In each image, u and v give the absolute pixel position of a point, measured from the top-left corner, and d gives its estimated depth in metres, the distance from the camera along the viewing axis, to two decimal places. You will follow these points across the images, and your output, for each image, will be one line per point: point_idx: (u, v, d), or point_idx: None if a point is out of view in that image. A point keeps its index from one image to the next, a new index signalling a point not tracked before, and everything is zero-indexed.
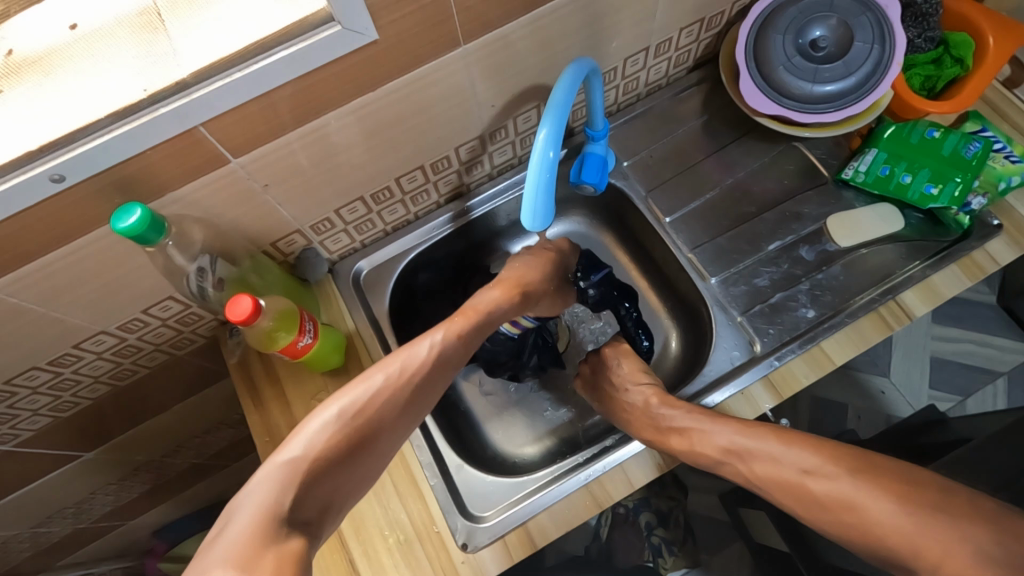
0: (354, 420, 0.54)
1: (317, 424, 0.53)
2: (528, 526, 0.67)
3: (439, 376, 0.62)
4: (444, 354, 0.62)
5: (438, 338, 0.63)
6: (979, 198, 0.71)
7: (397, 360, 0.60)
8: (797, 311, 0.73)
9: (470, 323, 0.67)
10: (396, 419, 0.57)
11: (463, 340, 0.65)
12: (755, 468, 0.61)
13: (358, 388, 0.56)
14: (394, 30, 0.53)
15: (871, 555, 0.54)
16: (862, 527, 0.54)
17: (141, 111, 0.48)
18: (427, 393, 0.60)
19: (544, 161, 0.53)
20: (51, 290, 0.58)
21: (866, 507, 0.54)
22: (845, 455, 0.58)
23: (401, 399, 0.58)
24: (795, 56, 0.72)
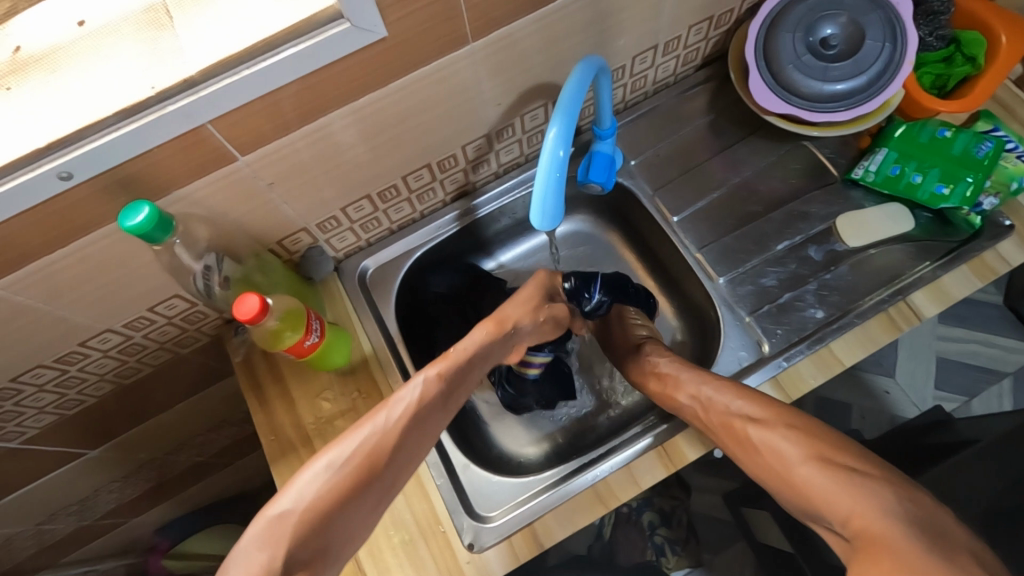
0: (339, 476, 0.56)
1: (307, 477, 0.56)
2: (533, 526, 0.66)
3: (429, 418, 0.61)
4: (428, 399, 0.61)
5: (423, 381, 0.62)
6: (991, 199, 0.70)
7: (381, 414, 0.60)
8: (805, 311, 0.73)
9: (457, 363, 0.65)
10: (387, 466, 0.58)
11: (450, 380, 0.64)
12: (710, 412, 0.65)
13: (343, 445, 0.58)
14: (402, 28, 0.53)
15: (791, 502, 0.61)
16: (791, 478, 0.60)
17: (149, 109, 0.47)
18: (416, 438, 0.60)
19: (554, 160, 0.52)
20: (56, 288, 0.58)
21: (797, 466, 0.60)
22: (790, 415, 0.63)
23: (383, 451, 0.58)
24: (805, 54, 0.71)
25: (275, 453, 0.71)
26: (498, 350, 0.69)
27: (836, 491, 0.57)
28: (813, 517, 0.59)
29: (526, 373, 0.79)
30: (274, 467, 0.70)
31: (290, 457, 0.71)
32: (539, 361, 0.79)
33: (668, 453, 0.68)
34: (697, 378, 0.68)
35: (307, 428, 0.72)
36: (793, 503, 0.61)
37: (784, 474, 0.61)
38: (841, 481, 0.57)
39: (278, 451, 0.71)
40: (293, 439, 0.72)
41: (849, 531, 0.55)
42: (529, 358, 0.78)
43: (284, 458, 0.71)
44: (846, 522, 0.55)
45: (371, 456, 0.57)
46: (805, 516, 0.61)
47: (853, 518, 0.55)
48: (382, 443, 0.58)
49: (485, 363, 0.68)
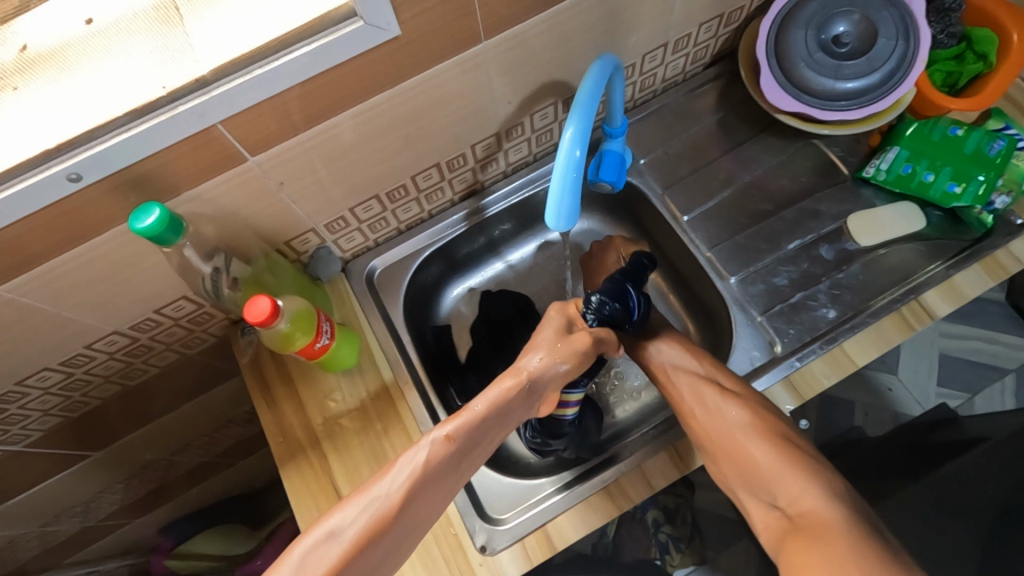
0: (341, 547, 0.51)
1: (310, 544, 0.52)
2: (546, 528, 0.66)
3: (437, 483, 0.56)
4: (438, 464, 0.56)
5: (432, 444, 0.57)
6: (1003, 198, 0.70)
7: (389, 478, 0.55)
8: (817, 311, 0.73)
9: (470, 423, 0.59)
10: (394, 537, 0.54)
11: (463, 441, 0.59)
12: (681, 378, 0.69)
13: (344, 512, 0.53)
14: (416, 25, 0.52)
15: (730, 474, 0.63)
16: (743, 453, 0.62)
17: (160, 109, 0.47)
18: (421, 505, 0.55)
19: (570, 160, 0.52)
20: (63, 290, 0.57)
21: (750, 441, 0.62)
22: (753, 394, 0.65)
23: (390, 525, 0.53)
24: (818, 52, 0.71)
25: (284, 457, 0.70)
26: (521, 407, 0.63)
27: (788, 471, 0.59)
28: (752, 494, 0.62)
29: (564, 415, 0.73)
30: (282, 471, 0.70)
31: (299, 459, 0.70)
32: (575, 398, 0.73)
33: (681, 454, 0.68)
34: (671, 344, 0.73)
35: (316, 430, 0.72)
36: (733, 477, 0.63)
37: (733, 446, 0.62)
38: (792, 462, 0.60)
39: (287, 454, 0.71)
40: (302, 440, 0.71)
41: (793, 509, 0.57)
42: (565, 397, 0.72)
43: (293, 461, 0.70)
44: (792, 501, 0.58)
45: (377, 529, 0.53)
46: (742, 492, 0.63)
47: (803, 497, 0.57)
48: (389, 515, 0.53)
49: (505, 421, 0.62)
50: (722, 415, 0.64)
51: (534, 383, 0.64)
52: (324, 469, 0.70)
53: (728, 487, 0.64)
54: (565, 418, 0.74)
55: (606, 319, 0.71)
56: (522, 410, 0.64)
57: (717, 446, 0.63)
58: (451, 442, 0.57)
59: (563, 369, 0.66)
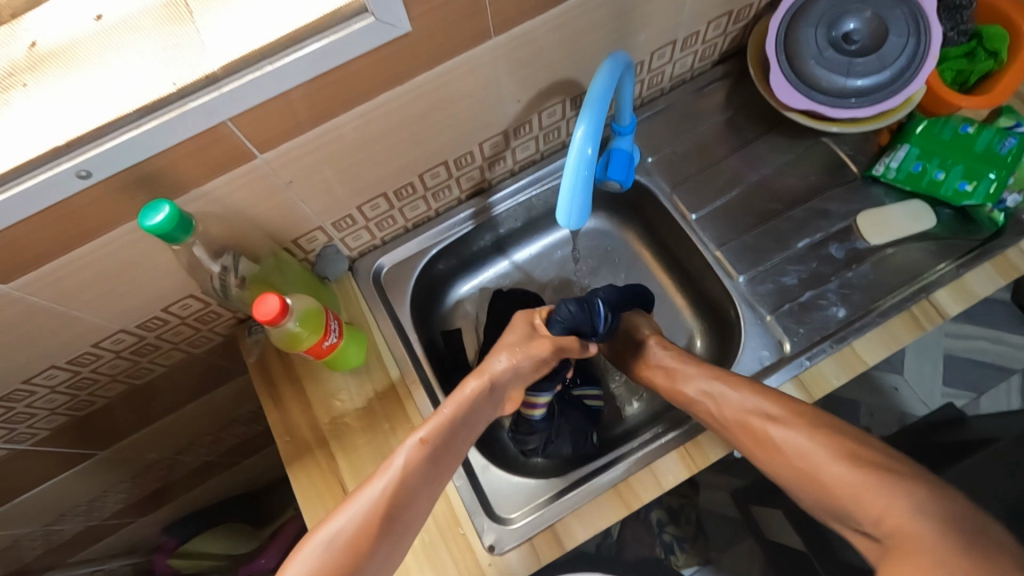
0: (336, 551, 0.56)
1: (309, 553, 0.56)
2: (555, 527, 0.66)
3: (419, 485, 0.60)
4: (416, 466, 0.60)
5: (408, 449, 0.61)
6: (1014, 196, 0.70)
7: (375, 484, 0.59)
8: (827, 310, 0.72)
9: (442, 425, 0.63)
10: (383, 538, 0.57)
11: (440, 442, 0.62)
12: (725, 410, 0.65)
13: (338, 519, 0.58)
14: (426, 21, 0.52)
15: (811, 499, 0.61)
16: (814, 475, 0.60)
17: (170, 105, 0.47)
18: (409, 505, 0.59)
19: (581, 159, 0.52)
20: (70, 288, 0.56)
21: (818, 461, 0.60)
22: (808, 413, 0.63)
23: (381, 526, 0.57)
24: (828, 49, 0.70)
25: (290, 456, 0.70)
26: (487, 405, 0.68)
27: (865, 489, 0.56)
28: (840, 519, 0.59)
29: (532, 416, 0.75)
30: (289, 470, 0.70)
31: (306, 459, 0.70)
32: (544, 400, 0.75)
33: (691, 453, 0.68)
34: (702, 372, 0.70)
35: (323, 429, 0.71)
36: (814, 501, 0.61)
37: (805, 469, 0.61)
38: (867, 478, 0.56)
39: (294, 453, 0.70)
40: (309, 440, 0.71)
41: (880, 531, 0.54)
42: (532, 398, 0.75)
43: (300, 460, 0.70)
44: (877, 522, 0.54)
45: (368, 532, 0.57)
46: (831, 519, 0.61)
47: (886, 517, 0.54)
48: (376, 517, 0.57)
49: (476, 421, 0.66)
50: (779, 440, 0.62)
51: (496, 383, 0.69)
52: (331, 468, 0.69)
53: (817, 509, 0.62)
54: (534, 419, 0.75)
55: (569, 325, 0.74)
56: (489, 410, 0.69)
57: (788, 470, 0.62)
58: (425, 446, 0.61)
59: (523, 369, 0.71)
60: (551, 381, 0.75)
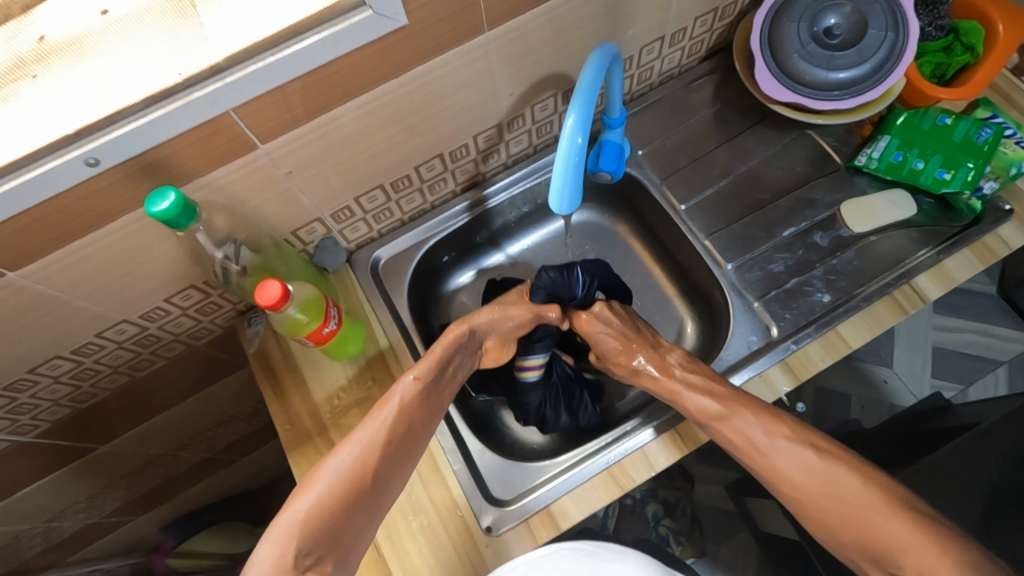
0: (344, 479, 0.58)
1: (319, 482, 0.58)
2: (551, 509, 0.67)
3: (416, 416, 0.64)
4: (412, 402, 0.64)
5: (405, 385, 0.64)
6: (990, 183, 0.72)
7: (378, 416, 0.62)
8: (812, 296, 0.74)
9: (433, 365, 0.67)
10: (389, 467, 0.61)
11: (432, 380, 0.67)
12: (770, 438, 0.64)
13: (343, 451, 0.60)
14: (422, 14, 0.54)
15: (846, 540, 0.60)
16: (860, 519, 0.59)
17: (176, 95, 0.48)
18: (407, 438, 0.63)
19: (572, 146, 0.53)
20: (75, 277, 0.58)
21: (866, 504, 0.59)
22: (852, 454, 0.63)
23: (387, 454, 0.61)
24: (810, 43, 0.73)
25: (291, 443, 0.72)
26: (467, 350, 0.73)
27: (914, 538, 0.55)
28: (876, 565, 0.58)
29: (525, 379, 0.78)
30: (289, 456, 0.71)
31: (306, 446, 0.72)
32: (535, 363, 0.78)
33: (682, 436, 0.70)
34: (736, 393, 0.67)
35: (323, 417, 0.73)
36: (849, 542, 0.60)
37: (851, 512, 0.59)
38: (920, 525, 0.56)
39: (295, 440, 0.72)
40: (310, 428, 0.73)
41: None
42: (525, 362, 0.78)
43: (301, 448, 0.71)
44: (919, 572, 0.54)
45: (375, 459, 0.60)
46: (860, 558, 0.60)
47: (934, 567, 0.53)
48: (381, 446, 0.61)
49: (458, 364, 0.71)
50: (825, 474, 0.61)
51: (474, 332, 0.74)
52: None
53: (847, 554, 0.61)
54: (527, 382, 0.78)
55: (551, 292, 0.79)
56: (467, 356, 0.73)
57: (829, 508, 0.60)
58: (420, 383, 0.65)
59: (496, 321, 0.76)
60: (543, 344, 0.79)
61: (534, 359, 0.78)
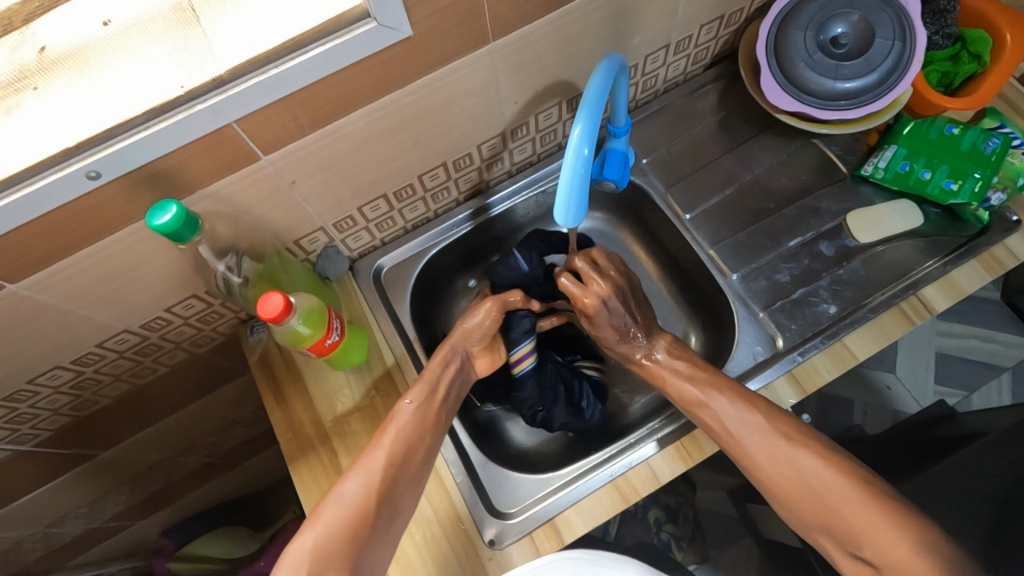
0: (349, 508, 0.59)
1: (326, 513, 0.59)
2: (555, 522, 0.67)
3: (416, 439, 0.64)
4: (410, 426, 0.65)
5: (401, 411, 0.65)
6: (998, 195, 0.72)
7: (377, 444, 0.63)
8: (819, 306, 0.74)
9: (427, 388, 0.68)
10: (394, 490, 0.62)
11: (428, 402, 0.67)
12: (733, 426, 0.64)
13: (347, 481, 0.61)
14: (427, 25, 0.53)
15: (813, 525, 0.61)
16: (827, 506, 0.59)
17: (179, 107, 0.48)
18: (410, 460, 0.63)
19: (578, 158, 0.53)
20: (77, 287, 0.57)
21: (832, 492, 0.59)
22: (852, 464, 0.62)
23: (388, 477, 0.61)
24: (816, 52, 0.72)
25: (294, 453, 0.71)
26: (463, 370, 0.73)
27: (874, 521, 0.56)
28: (840, 547, 0.59)
29: (523, 372, 0.77)
30: (291, 466, 0.71)
31: (309, 455, 0.71)
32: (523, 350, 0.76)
33: (687, 447, 0.69)
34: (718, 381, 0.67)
35: (326, 427, 0.72)
36: (815, 528, 0.61)
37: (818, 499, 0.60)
38: (886, 511, 0.56)
39: (297, 449, 0.71)
40: (312, 437, 0.72)
41: (880, 564, 0.55)
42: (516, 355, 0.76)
43: (304, 457, 0.71)
44: (878, 555, 0.56)
45: (377, 485, 0.61)
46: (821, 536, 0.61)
47: (893, 550, 0.54)
48: (382, 470, 0.61)
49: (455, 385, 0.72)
50: (792, 462, 0.62)
51: (456, 348, 0.73)
52: (335, 465, 0.70)
53: (816, 539, 0.61)
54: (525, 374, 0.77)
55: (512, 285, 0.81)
56: (462, 377, 0.73)
57: (795, 494, 0.61)
58: (415, 408, 0.66)
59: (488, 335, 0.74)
60: (523, 331, 0.76)
61: (522, 347, 0.76)
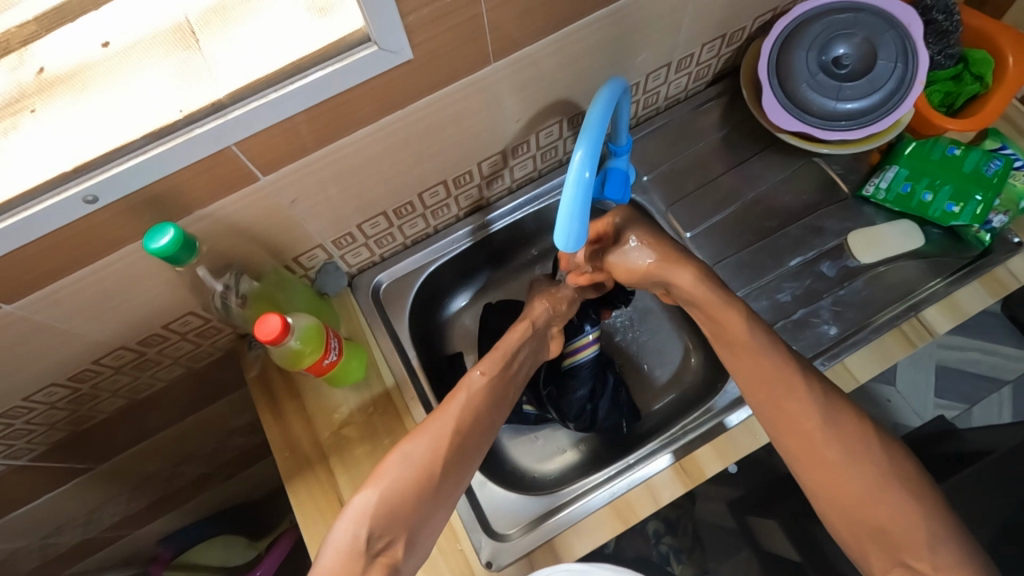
0: (415, 469, 0.58)
1: (390, 469, 0.58)
2: (553, 543, 0.67)
3: (485, 409, 0.64)
4: (481, 395, 0.64)
5: (474, 378, 0.65)
6: (1000, 217, 0.72)
7: (447, 408, 0.62)
8: (820, 327, 0.73)
9: (499, 359, 0.68)
10: (459, 458, 0.61)
11: (499, 374, 0.67)
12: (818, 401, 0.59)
13: (412, 442, 0.60)
14: (428, 48, 0.53)
15: (859, 527, 0.56)
16: (868, 509, 0.55)
17: (177, 132, 0.47)
18: (479, 430, 0.63)
19: (580, 182, 0.52)
20: (73, 307, 0.57)
21: (876, 494, 0.55)
22: None
23: (454, 446, 0.60)
24: (819, 73, 0.72)
25: (290, 470, 0.71)
26: (532, 346, 0.73)
27: (922, 534, 0.53)
28: (881, 553, 0.55)
29: (580, 360, 0.80)
30: (290, 484, 0.70)
31: (307, 474, 0.71)
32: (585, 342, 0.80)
33: (686, 469, 0.68)
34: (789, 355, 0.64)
35: (324, 444, 0.72)
36: (857, 525, 0.56)
37: (855, 503, 0.56)
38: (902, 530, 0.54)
39: (294, 467, 0.71)
40: (309, 454, 0.72)
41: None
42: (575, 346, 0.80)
43: (301, 475, 0.70)
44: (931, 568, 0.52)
45: (443, 451, 0.60)
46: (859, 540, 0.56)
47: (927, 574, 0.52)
48: (450, 437, 0.60)
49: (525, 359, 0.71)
50: (831, 457, 0.57)
51: (539, 325, 0.73)
52: (332, 484, 0.70)
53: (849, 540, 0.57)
54: (582, 363, 0.80)
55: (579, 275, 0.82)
56: (533, 352, 0.73)
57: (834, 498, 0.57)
58: (487, 376, 0.65)
59: (557, 312, 0.75)
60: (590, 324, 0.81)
61: (586, 336, 0.80)
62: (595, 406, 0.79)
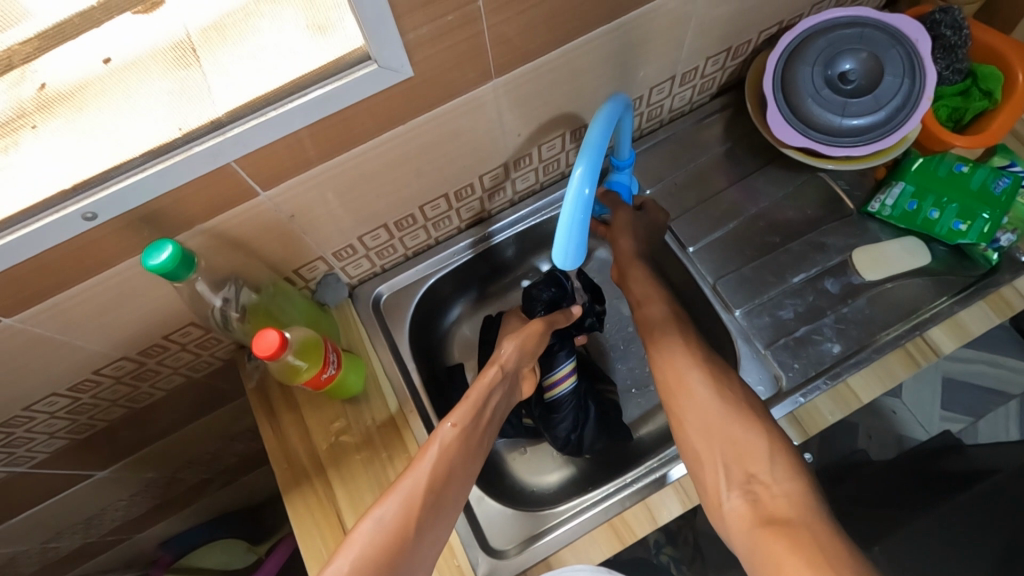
0: (387, 533, 0.57)
1: (362, 536, 0.58)
2: (549, 561, 0.66)
3: (457, 463, 0.63)
4: (453, 448, 0.63)
5: (445, 430, 0.64)
6: (1008, 235, 0.70)
7: (419, 465, 0.61)
8: (822, 345, 0.73)
9: (471, 408, 0.67)
10: (434, 517, 0.60)
11: (472, 424, 0.66)
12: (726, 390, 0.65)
13: (384, 504, 0.59)
14: (428, 65, 0.53)
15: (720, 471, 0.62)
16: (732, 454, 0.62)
17: (176, 150, 0.48)
18: (452, 484, 0.62)
19: (579, 199, 0.51)
20: (74, 319, 0.57)
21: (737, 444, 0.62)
22: None
23: (428, 503, 0.60)
24: (824, 87, 0.71)
25: (288, 482, 0.70)
26: (504, 390, 0.71)
27: (768, 455, 0.61)
28: (734, 476, 0.61)
29: (561, 393, 0.79)
30: (287, 496, 0.70)
31: (304, 487, 0.70)
32: (562, 372, 0.79)
33: (686, 488, 0.68)
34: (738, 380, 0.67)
35: (322, 456, 0.72)
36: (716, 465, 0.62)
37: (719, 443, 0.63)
38: None
39: (292, 479, 0.71)
40: (307, 466, 0.71)
41: (772, 492, 0.59)
42: (553, 378, 0.79)
43: (298, 488, 0.70)
44: (771, 482, 0.59)
45: (416, 511, 0.59)
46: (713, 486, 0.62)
47: None
48: (422, 495, 0.60)
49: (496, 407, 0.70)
50: (704, 408, 0.65)
51: (507, 370, 0.72)
52: (329, 498, 0.70)
53: (709, 462, 0.63)
54: (565, 395, 0.79)
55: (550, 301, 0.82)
56: (505, 394, 0.72)
57: (713, 431, 0.64)
58: (458, 428, 0.64)
59: (526, 351, 0.74)
60: (563, 352, 0.80)
61: (562, 368, 0.79)
62: (579, 437, 0.78)
